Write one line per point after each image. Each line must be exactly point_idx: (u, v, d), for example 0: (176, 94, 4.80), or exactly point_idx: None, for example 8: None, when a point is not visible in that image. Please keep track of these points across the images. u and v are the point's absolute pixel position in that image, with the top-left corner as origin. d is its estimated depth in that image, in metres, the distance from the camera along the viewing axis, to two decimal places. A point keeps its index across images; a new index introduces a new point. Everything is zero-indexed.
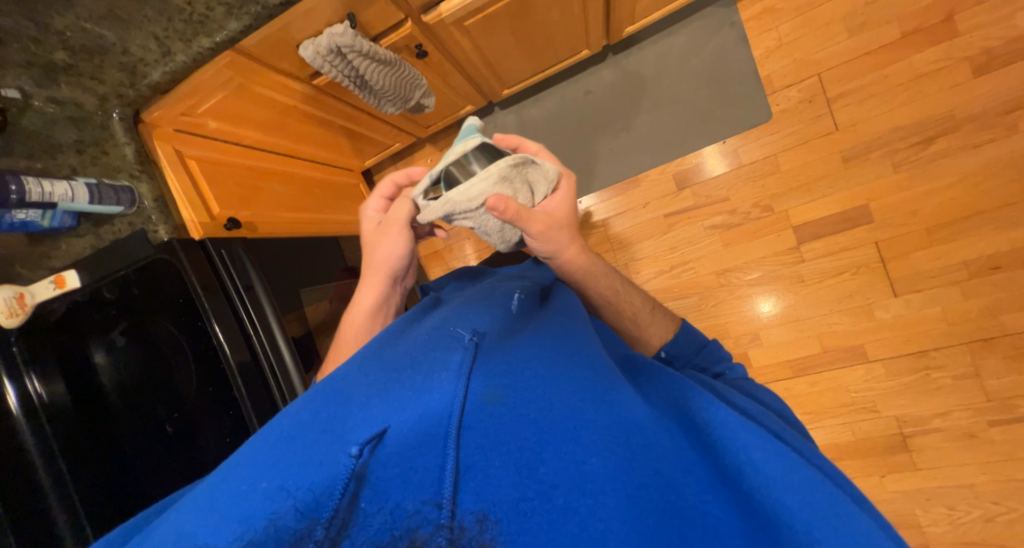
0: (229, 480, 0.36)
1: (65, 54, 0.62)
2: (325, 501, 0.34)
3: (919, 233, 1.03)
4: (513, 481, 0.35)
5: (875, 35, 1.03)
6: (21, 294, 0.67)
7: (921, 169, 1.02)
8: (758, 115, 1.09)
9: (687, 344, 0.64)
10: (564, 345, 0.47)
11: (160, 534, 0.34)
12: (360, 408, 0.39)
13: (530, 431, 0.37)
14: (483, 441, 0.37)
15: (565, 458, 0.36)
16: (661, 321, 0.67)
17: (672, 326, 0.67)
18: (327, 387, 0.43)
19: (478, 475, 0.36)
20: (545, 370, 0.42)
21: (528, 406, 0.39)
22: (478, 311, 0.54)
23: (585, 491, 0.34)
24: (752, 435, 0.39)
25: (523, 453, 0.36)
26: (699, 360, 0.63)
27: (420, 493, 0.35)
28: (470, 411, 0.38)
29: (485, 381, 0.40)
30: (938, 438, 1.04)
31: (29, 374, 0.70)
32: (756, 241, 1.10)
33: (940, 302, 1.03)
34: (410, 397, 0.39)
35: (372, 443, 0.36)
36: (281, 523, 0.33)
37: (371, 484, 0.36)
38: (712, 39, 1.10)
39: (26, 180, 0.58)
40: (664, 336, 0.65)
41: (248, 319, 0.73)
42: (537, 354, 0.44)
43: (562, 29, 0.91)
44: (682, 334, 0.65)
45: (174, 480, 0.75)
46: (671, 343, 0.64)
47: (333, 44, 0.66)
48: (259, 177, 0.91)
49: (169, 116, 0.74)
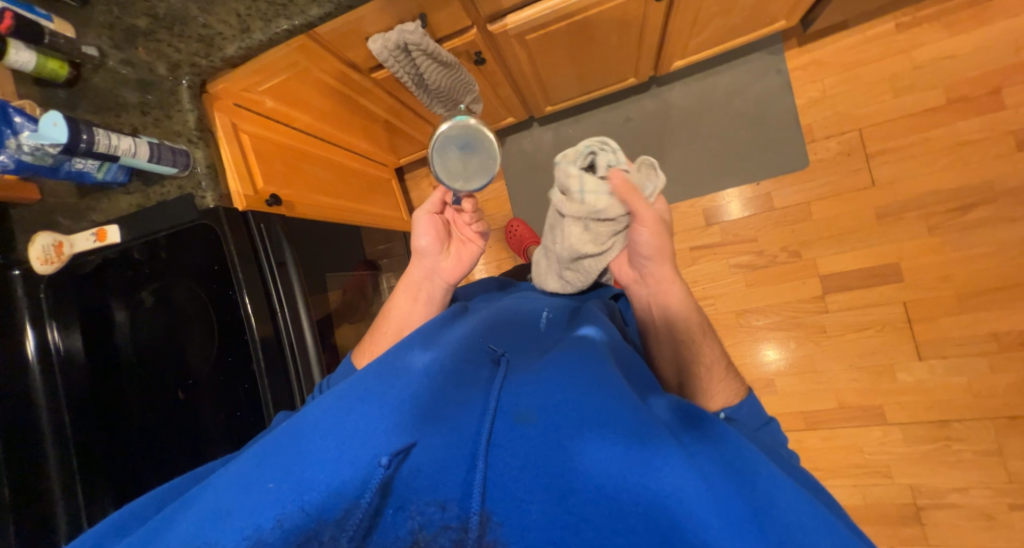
0: (256, 462, 0.36)
1: (146, 20, 0.66)
2: (351, 495, 0.34)
3: (948, 298, 1.02)
4: (536, 507, 0.34)
5: (920, 98, 1.05)
6: (60, 242, 0.71)
7: (957, 235, 1.02)
8: (795, 161, 1.10)
9: (750, 417, 0.53)
10: (600, 365, 0.44)
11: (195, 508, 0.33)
12: (388, 414, 0.38)
13: (556, 455, 0.36)
14: (513, 462, 0.36)
15: (592, 487, 0.34)
16: (727, 379, 0.57)
17: (739, 392, 0.56)
18: (350, 384, 0.42)
19: (500, 497, 0.35)
20: (579, 393, 0.39)
21: (559, 430, 0.37)
22: (514, 333, 0.55)
23: (617, 529, 0.33)
24: (802, 498, 0.33)
25: (547, 480, 0.35)
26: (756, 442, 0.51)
27: (427, 494, 0.35)
28: (501, 428, 0.38)
29: (517, 401, 0.40)
30: (953, 514, 1.00)
31: (51, 324, 0.73)
32: (780, 286, 1.09)
33: (965, 371, 1.01)
34: (444, 416, 0.40)
35: (401, 455, 0.36)
36: (286, 525, 0.32)
37: (395, 493, 0.36)
38: (757, 83, 1.13)
39: (96, 131, 0.61)
40: (727, 401, 0.55)
41: (276, 295, 0.75)
42: (568, 375, 0.42)
43: (617, 54, 0.94)
44: (749, 405, 0.54)
45: (170, 453, 0.75)
46: (733, 409, 0.53)
47: (402, 40, 0.69)
48: (302, 159, 0.94)
49: (231, 90, 0.76)
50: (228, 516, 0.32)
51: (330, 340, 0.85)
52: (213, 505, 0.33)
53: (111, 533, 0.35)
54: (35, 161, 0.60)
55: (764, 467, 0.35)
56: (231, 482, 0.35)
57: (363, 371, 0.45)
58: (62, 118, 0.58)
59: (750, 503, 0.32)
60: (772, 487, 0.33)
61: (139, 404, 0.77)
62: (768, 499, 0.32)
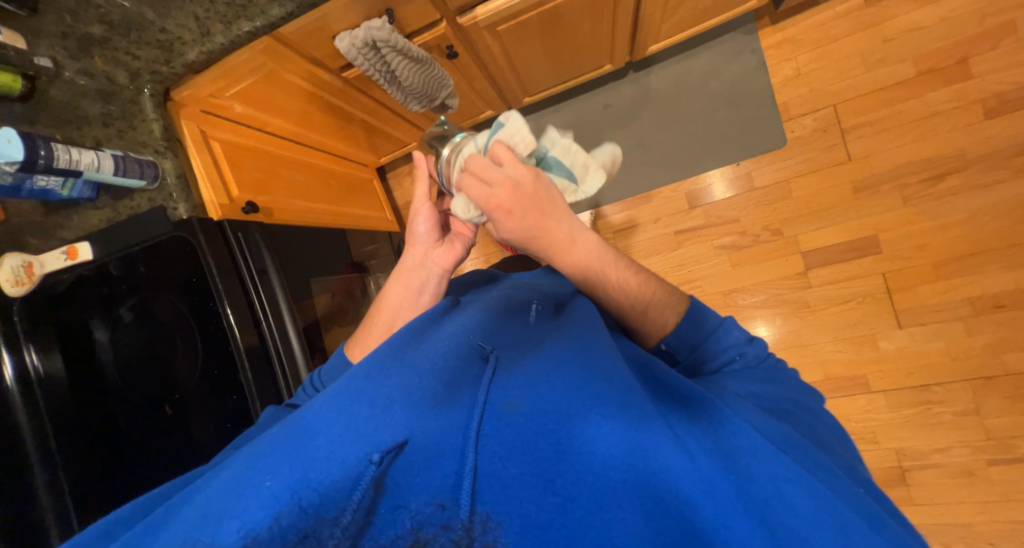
0: (246, 465, 0.35)
1: (100, 27, 0.63)
2: (343, 494, 0.33)
3: (925, 267, 1.04)
4: (528, 495, 0.34)
5: (891, 71, 1.06)
6: (30, 263, 0.69)
7: (931, 205, 1.04)
8: (772, 140, 1.11)
9: (692, 331, 0.56)
10: (587, 354, 0.44)
11: (187, 515, 0.33)
12: (378, 410, 0.38)
13: (546, 443, 0.37)
14: (501, 451, 0.37)
15: (582, 471, 0.35)
16: (666, 303, 0.58)
17: (680, 307, 0.58)
18: (342, 382, 0.41)
19: (494, 485, 0.35)
20: (568, 383, 0.40)
21: (548, 417, 0.38)
22: (500, 324, 0.54)
23: (603, 506, 0.33)
24: (779, 468, 0.35)
25: (541, 465, 0.36)
26: (702, 352, 0.55)
27: (424, 493, 0.35)
28: (489, 419, 0.38)
29: (506, 392, 0.40)
30: (937, 474, 1.03)
31: (28, 348, 0.70)
32: (764, 265, 1.11)
33: (944, 337, 1.04)
34: (433, 410, 0.39)
35: (394, 451, 0.36)
36: (283, 523, 0.32)
37: (389, 491, 0.35)
38: (732, 63, 1.13)
39: (54, 147, 0.58)
40: (665, 327, 0.57)
41: (259, 304, 0.73)
42: (557, 365, 0.42)
43: (590, 41, 0.93)
44: (688, 321, 0.57)
45: (164, 471, 0.74)
46: (671, 335, 0.56)
47: (370, 37, 0.68)
48: (278, 164, 0.92)
49: (196, 96, 0.74)
50: (224, 517, 0.31)
51: (317, 343, 0.84)
52: (206, 509, 0.32)
53: (102, 536, 0.35)
54: None
55: (739, 436, 0.37)
56: (223, 487, 0.33)
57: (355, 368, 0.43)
58: (16, 135, 0.55)
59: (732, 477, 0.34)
60: (753, 460, 0.35)
61: (128, 423, 0.75)
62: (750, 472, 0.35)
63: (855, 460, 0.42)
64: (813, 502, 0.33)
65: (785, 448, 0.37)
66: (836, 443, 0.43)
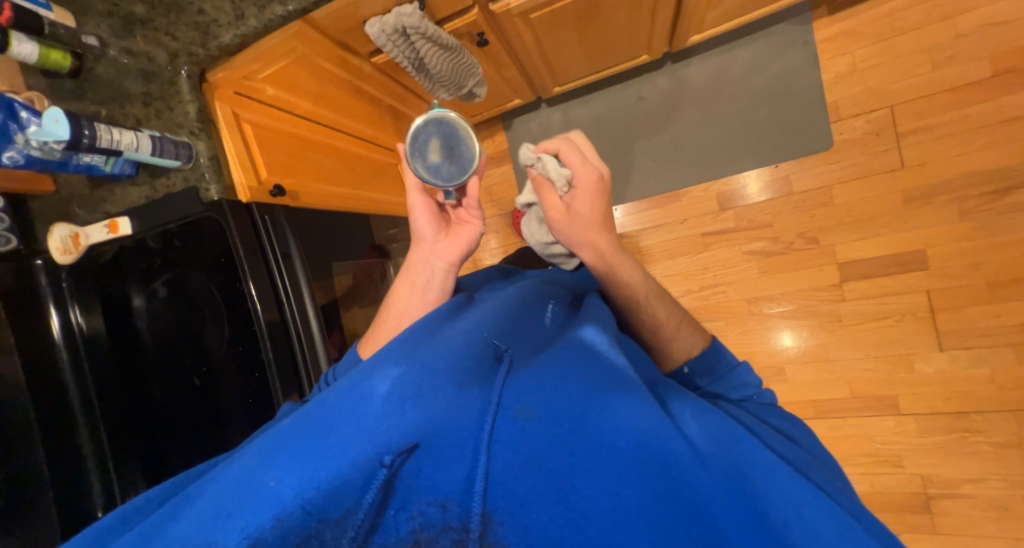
0: (255, 460, 0.31)
1: (143, 6, 0.65)
2: (352, 495, 0.31)
3: (977, 287, 0.97)
4: (541, 504, 0.33)
5: (962, 70, 0.96)
6: (77, 234, 0.73)
7: (990, 220, 0.96)
8: (817, 142, 1.04)
9: (714, 363, 0.53)
10: (602, 358, 0.41)
11: (192, 512, 0.30)
12: (389, 409, 0.34)
13: (562, 453, 0.34)
14: (515, 459, 0.34)
15: (596, 486, 0.32)
16: (690, 330, 0.56)
17: (700, 343, 0.55)
18: (352, 378, 0.38)
19: (502, 492, 0.33)
20: (580, 388, 0.37)
21: (562, 427, 0.35)
22: (513, 318, 0.50)
23: (621, 526, 0.31)
24: (804, 493, 0.32)
25: (556, 474, 0.33)
26: (719, 388, 0.51)
27: (427, 493, 0.33)
28: (501, 424, 0.35)
29: (519, 393, 0.37)
30: (965, 505, 0.98)
31: (73, 307, 0.77)
32: (796, 273, 1.05)
33: (989, 363, 0.97)
34: (443, 406, 0.35)
35: (404, 454, 0.32)
36: (287, 525, 0.29)
37: (399, 490, 0.33)
38: (780, 57, 1.06)
39: (97, 127, 0.61)
40: (687, 352, 0.54)
41: (282, 286, 0.76)
42: (572, 367, 0.39)
43: (628, 29, 0.89)
44: (711, 352, 0.54)
45: (190, 432, 0.79)
46: (695, 361, 0.53)
47: (400, 24, 0.66)
48: (306, 147, 0.93)
49: (231, 78, 0.74)
50: (232, 515, 0.28)
51: (335, 324, 0.87)
52: (212, 507, 0.29)
53: (119, 523, 0.34)
54: (43, 155, 0.61)
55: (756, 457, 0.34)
56: (229, 482, 0.30)
57: (362, 365, 0.39)
58: (63, 115, 0.58)
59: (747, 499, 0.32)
60: (769, 479, 0.32)
61: (162, 384, 0.80)
62: (763, 489, 0.32)
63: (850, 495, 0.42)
64: (837, 535, 0.29)
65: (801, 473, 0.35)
66: (832, 471, 0.43)
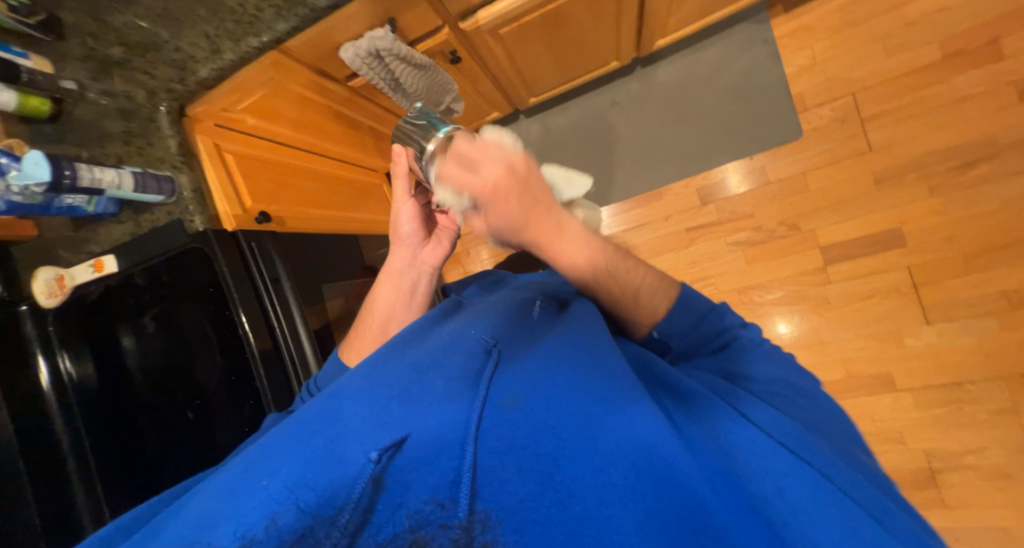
0: (242, 470, 0.30)
1: (119, 48, 0.65)
2: (340, 496, 0.28)
3: (955, 259, 1.00)
4: (529, 491, 0.31)
5: (915, 55, 1.01)
6: (61, 276, 0.72)
7: (960, 194, 0.99)
8: (787, 132, 1.07)
9: (688, 316, 0.49)
10: (589, 347, 0.40)
11: (182, 520, 0.29)
12: (373, 408, 0.33)
13: (550, 440, 0.32)
14: (504, 448, 0.32)
15: (587, 470, 0.31)
16: (657, 288, 0.51)
17: (671, 290, 0.51)
18: (336, 383, 0.37)
19: (505, 481, 0.31)
20: (568, 379, 0.36)
21: (550, 412, 0.33)
22: (495, 315, 0.49)
23: (602, 501, 0.30)
24: (775, 464, 0.32)
25: (557, 463, 0.31)
26: (687, 345, 0.49)
27: (421, 489, 0.31)
28: (489, 415, 0.33)
29: (506, 386, 0.36)
30: (970, 476, 0.99)
31: (62, 353, 0.76)
32: (780, 260, 1.08)
33: (976, 332, 0.99)
34: (430, 402, 0.34)
35: (392, 450, 0.31)
36: (281, 524, 0.27)
37: (388, 490, 0.30)
38: (744, 54, 1.10)
39: (78, 166, 0.61)
40: (657, 313, 0.50)
41: (272, 312, 0.75)
42: (554, 358, 0.38)
43: (595, 38, 0.92)
44: (683, 302, 0.50)
45: (184, 471, 0.77)
46: (664, 323, 0.49)
47: (373, 47, 0.69)
48: (289, 173, 0.94)
49: (211, 111, 0.76)
50: (216, 523, 0.27)
51: (328, 344, 0.86)
52: (197, 517, 0.28)
53: None
54: (26, 201, 0.60)
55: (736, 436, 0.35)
56: (218, 493, 0.29)
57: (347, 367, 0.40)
58: (44, 158, 0.58)
59: (734, 481, 0.31)
60: (749, 459, 0.33)
61: (154, 423, 0.79)
62: (745, 471, 0.32)
63: (846, 441, 0.40)
64: (812, 499, 0.30)
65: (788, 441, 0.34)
66: (833, 428, 0.40)
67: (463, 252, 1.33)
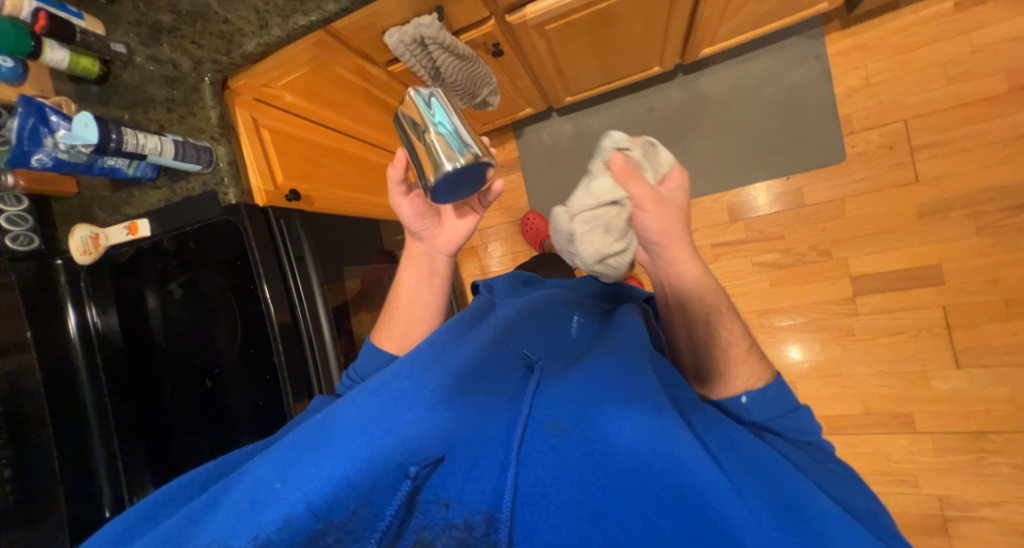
0: (291, 454, 0.33)
1: (170, 16, 0.67)
2: (382, 501, 0.32)
3: (995, 304, 0.95)
4: (570, 522, 0.33)
5: (978, 85, 0.96)
6: (96, 235, 0.74)
7: (1009, 236, 0.94)
8: (829, 154, 1.04)
9: (777, 404, 0.47)
10: (634, 373, 0.40)
11: (239, 491, 0.32)
12: (421, 415, 0.36)
13: (591, 473, 0.34)
14: (542, 473, 0.34)
15: (630, 509, 0.32)
16: (751, 361, 0.51)
17: (766, 374, 0.50)
18: (386, 381, 0.40)
19: (526, 505, 0.33)
20: (615, 405, 0.36)
21: (592, 444, 0.35)
22: (545, 336, 0.50)
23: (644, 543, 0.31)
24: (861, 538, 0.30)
25: (583, 494, 0.33)
26: (776, 428, 0.46)
27: (448, 499, 0.34)
28: (532, 438, 0.36)
29: (550, 410, 0.38)
30: (983, 527, 0.95)
31: (89, 306, 0.78)
32: (807, 286, 1.04)
33: (1008, 382, 0.95)
34: (473, 420, 0.37)
35: (430, 466, 0.34)
36: (294, 525, 0.30)
37: (423, 499, 0.34)
38: (792, 70, 1.06)
39: (124, 131, 0.62)
40: (749, 382, 0.49)
41: (295, 289, 0.76)
42: (600, 385, 0.39)
43: (642, 40, 0.90)
44: (774, 389, 0.48)
45: (197, 434, 0.80)
46: (756, 393, 0.48)
47: (418, 34, 0.68)
48: (321, 153, 0.94)
49: (251, 85, 0.76)
50: (265, 507, 0.30)
51: (344, 323, 0.88)
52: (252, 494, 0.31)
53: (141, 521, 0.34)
54: (71, 159, 0.63)
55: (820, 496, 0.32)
56: (270, 475, 0.32)
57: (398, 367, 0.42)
58: (92, 119, 0.60)
59: (807, 540, 0.29)
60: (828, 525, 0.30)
61: (172, 384, 0.81)
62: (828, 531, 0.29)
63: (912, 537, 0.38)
64: None
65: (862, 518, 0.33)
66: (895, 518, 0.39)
67: (482, 246, 1.32)
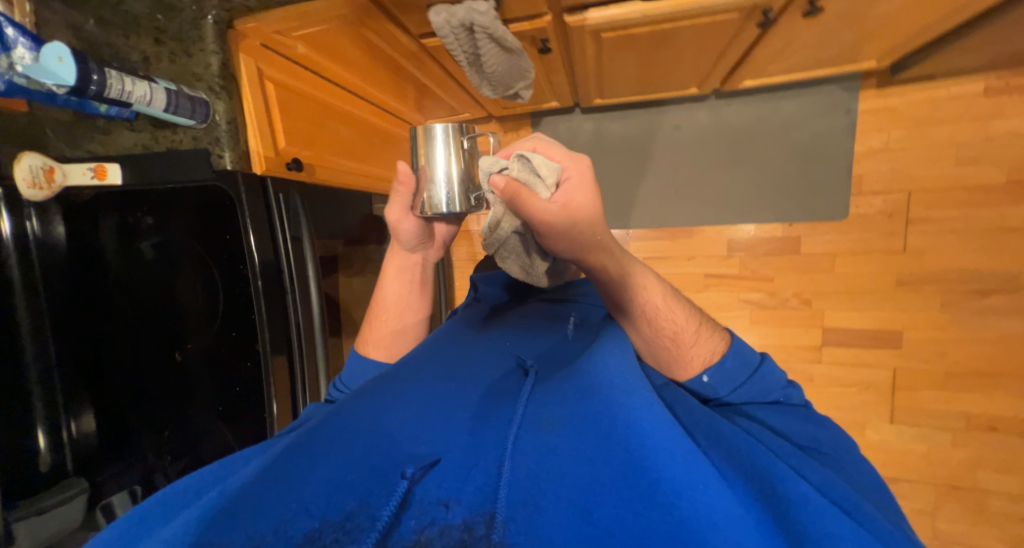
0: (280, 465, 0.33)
1: None
2: (378, 505, 0.31)
3: (937, 373, 1.05)
4: (564, 522, 0.31)
5: (982, 172, 0.99)
6: (51, 168, 0.60)
7: (965, 317, 1.03)
8: (836, 210, 1.06)
9: (738, 365, 0.52)
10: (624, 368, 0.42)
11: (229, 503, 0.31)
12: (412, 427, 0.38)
13: (580, 465, 0.34)
14: (535, 471, 0.34)
15: (623, 506, 0.31)
16: (707, 331, 0.55)
17: (720, 343, 0.54)
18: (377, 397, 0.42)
19: (523, 499, 0.32)
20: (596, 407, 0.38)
21: (584, 443, 0.36)
22: (533, 345, 0.53)
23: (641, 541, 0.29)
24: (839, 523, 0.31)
25: (576, 493, 0.32)
26: (742, 394, 0.51)
27: (435, 494, 0.32)
28: (524, 437, 0.37)
29: (539, 413, 0.39)
30: None
31: (29, 211, 0.60)
32: (782, 329, 1.11)
33: (928, 441, 1.07)
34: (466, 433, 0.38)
35: (425, 468, 0.34)
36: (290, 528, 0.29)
37: (416, 503, 0.32)
38: (823, 118, 1.06)
39: (108, 73, 0.51)
40: (707, 358, 0.52)
41: (282, 244, 0.70)
42: (587, 387, 0.41)
43: (690, 62, 0.85)
44: (733, 354, 0.53)
45: (154, 407, 0.70)
46: (716, 368, 0.51)
47: (469, 19, 0.60)
48: (328, 115, 0.85)
49: (262, 30, 0.65)
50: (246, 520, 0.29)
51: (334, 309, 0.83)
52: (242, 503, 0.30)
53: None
54: (30, 85, 0.51)
55: (797, 486, 0.33)
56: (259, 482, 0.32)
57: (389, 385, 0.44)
58: (68, 54, 0.48)
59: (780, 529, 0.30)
60: (804, 509, 0.31)
61: (127, 342, 0.68)
62: (802, 518, 0.31)
63: (888, 508, 0.40)
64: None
65: (843, 505, 0.34)
66: (863, 485, 0.42)
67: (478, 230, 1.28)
